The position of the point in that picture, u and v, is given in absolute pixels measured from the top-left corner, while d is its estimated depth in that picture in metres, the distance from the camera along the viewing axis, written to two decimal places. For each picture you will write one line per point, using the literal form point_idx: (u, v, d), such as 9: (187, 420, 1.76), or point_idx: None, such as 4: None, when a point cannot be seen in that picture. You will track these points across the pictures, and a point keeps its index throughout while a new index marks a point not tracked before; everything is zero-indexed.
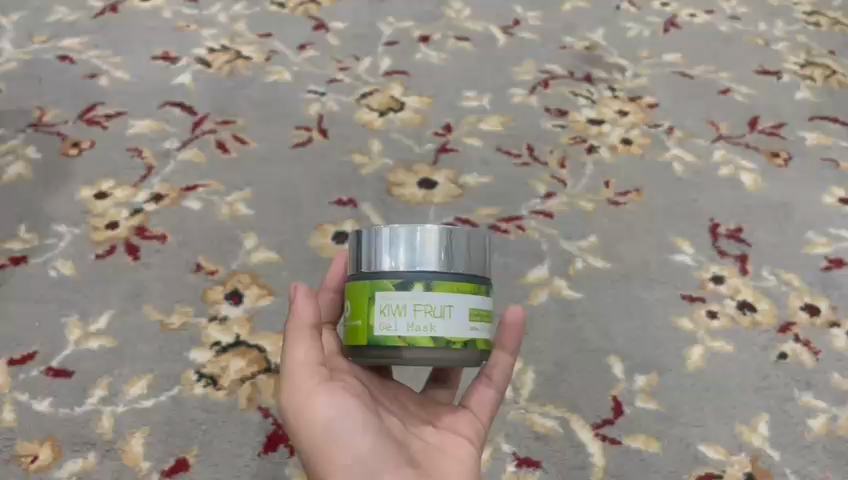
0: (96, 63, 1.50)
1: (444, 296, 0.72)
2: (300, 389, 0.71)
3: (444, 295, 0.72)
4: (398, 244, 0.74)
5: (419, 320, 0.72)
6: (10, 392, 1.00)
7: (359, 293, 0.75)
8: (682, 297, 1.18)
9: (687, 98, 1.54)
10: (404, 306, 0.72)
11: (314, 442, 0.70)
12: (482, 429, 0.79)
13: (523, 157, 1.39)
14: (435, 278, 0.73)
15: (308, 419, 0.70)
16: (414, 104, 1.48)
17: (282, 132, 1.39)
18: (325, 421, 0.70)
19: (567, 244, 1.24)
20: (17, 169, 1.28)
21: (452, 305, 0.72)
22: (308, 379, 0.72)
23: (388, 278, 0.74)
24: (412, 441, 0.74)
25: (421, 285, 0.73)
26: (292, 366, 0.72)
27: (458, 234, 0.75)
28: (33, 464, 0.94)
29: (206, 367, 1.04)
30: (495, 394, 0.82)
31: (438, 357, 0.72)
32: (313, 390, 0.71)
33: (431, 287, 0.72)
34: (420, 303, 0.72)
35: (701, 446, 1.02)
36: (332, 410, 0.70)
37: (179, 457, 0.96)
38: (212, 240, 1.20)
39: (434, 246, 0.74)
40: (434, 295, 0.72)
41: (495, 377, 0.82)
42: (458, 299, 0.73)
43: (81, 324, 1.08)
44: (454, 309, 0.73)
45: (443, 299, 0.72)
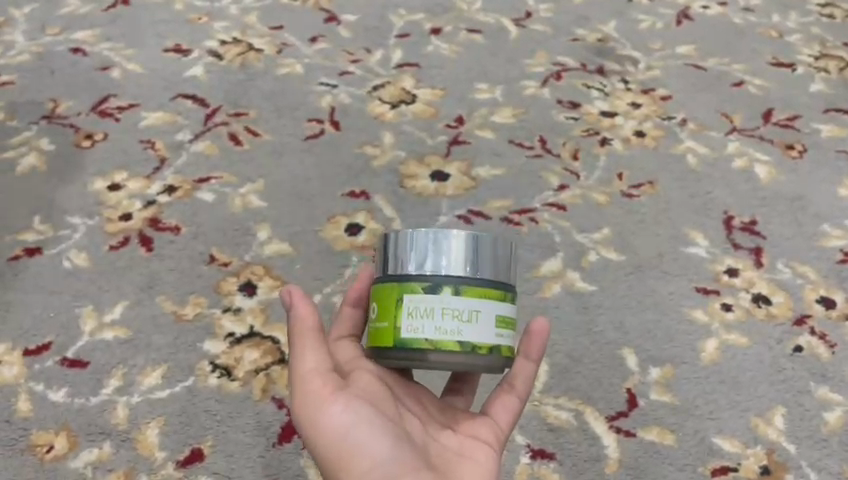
0: (108, 55, 1.50)
1: (472, 302, 0.73)
2: (313, 399, 0.70)
3: (473, 301, 0.73)
4: (426, 250, 0.74)
5: (447, 326, 0.72)
6: (26, 382, 1.01)
7: (386, 294, 0.75)
8: (697, 290, 1.18)
9: (701, 90, 1.53)
10: (432, 309, 0.72)
11: (330, 452, 0.69)
12: (501, 434, 0.78)
13: (536, 150, 1.38)
14: (462, 283, 0.73)
15: (322, 430, 0.70)
16: (426, 97, 1.48)
17: (295, 125, 1.39)
18: (340, 430, 0.69)
19: (580, 236, 1.24)
20: (31, 160, 1.29)
21: (480, 311, 0.73)
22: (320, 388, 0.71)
23: (416, 281, 0.74)
24: (429, 445, 0.73)
25: (449, 289, 0.73)
26: (302, 374, 0.71)
27: (486, 242, 0.76)
28: (49, 454, 0.95)
29: (220, 358, 1.05)
30: (516, 402, 0.80)
31: (461, 363, 0.72)
32: (325, 400, 0.70)
33: (459, 292, 0.73)
34: (447, 308, 0.72)
35: (716, 439, 1.02)
36: (345, 420, 0.69)
37: (194, 447, 0.96)
38: (225, 232, 1.20)
39: (462, 253, 0.75)
40: (461, 301, 0.72)
41: (517, 385, 0.80)
42: (485, 306, 0.73)
43: (95, 315, 1.08)
44: (481, 316, 0.73)
45: (470, 305, 0.73)
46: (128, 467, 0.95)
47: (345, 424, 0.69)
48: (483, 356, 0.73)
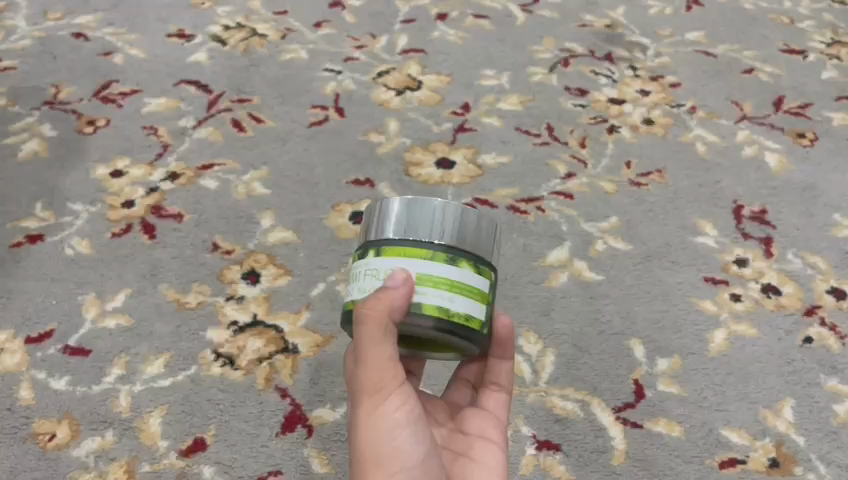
0: (111, 40, 1.48)
1: (392, 261, 0.68)
2: (374, 392, 0.67)
3: (404, 259, 0.68)
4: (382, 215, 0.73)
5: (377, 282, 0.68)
6: (28, 370, 1.00)
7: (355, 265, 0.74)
8: (705, 280, 1.16)
9: (711, 77, 1.51)
10: (359, 272, 0.71)
11: (376, 450, 0.68)
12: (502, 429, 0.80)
13: (543, 137, 1.37)
14: (397, 244, 0.69)
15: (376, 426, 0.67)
16: (432, 83, 1.46)
17: (299, 111, 1.38)
18: (392, 428, 0.68)
19: (587, 226, 1.22)
20: (33, 147, 1.28)
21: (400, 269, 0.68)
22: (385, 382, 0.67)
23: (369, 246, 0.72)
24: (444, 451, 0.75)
25: (373, 251, 0.70)
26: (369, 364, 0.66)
27: (443, 206, 0.70)
28: (50, 442, 0.94)
29: (223, 347, 1.04)
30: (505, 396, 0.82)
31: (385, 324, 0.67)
32: (387, 395, 0.67)
33: (386, 252, 0.69)
34: (380, 269, 0.69)
35: (724, 431, 1.00)
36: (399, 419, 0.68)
37: (197, 436, 0.96)
38: (228, 219, 1.19)
39: (413, 216, 0.71)
40: (393, 260, 0.68)
41: (503, 382, 0.82)
42: (413, 262, 0.68)
43: (98, 303, 1.07)
44: (408, 274, 0.68)
45: (401, 264, 0.68)
46: (130, 456, 0.94)
47: (399, 426, 0.68)
48: (404, 316, 0.66)
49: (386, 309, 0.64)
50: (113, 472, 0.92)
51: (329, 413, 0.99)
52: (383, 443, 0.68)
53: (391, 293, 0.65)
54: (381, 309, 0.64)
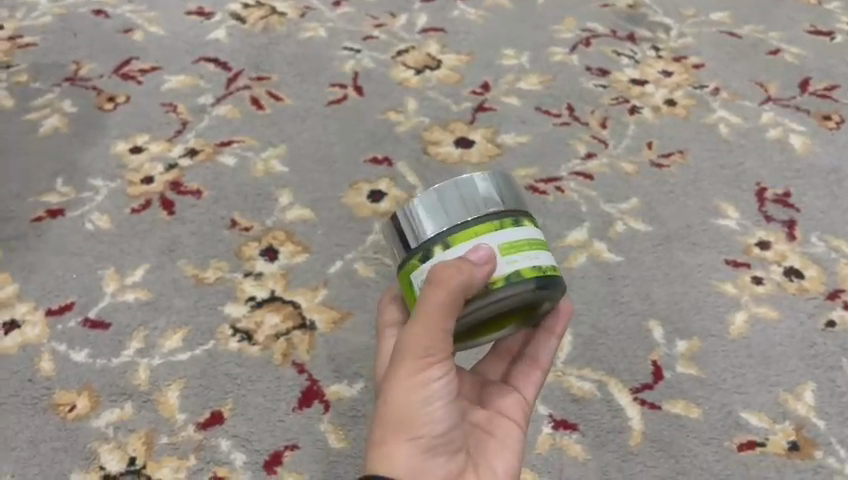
0: (130, 17, 1.48)
1: (464, 246, 0.68)
2: (423, 357, 0.65)
3: (468, 242, 0.68)
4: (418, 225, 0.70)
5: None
6: (48, 342, 1.01)
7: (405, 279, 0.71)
8: (726, 262, 1.15)
9: (735, 58, 1.48)
10: None
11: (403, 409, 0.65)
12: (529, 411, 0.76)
13: (563, 117, 1.35)
14: (452, 232, 0.68)
15: (414, 387, 0.65)
16: (451, 62, 1.45)
17: (318, 89, 1.37)
18: (428, 392, 0.65)
19: (607, 206, 1.21)
20: (54, 122, 1.28)
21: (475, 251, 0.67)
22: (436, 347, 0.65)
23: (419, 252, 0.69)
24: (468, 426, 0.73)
25: (438, 246, 0.68)
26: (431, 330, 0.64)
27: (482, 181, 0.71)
28: (70, 413, 0.95)
29: (241, 322, 1.04)
30: (540, 375, 0.79)
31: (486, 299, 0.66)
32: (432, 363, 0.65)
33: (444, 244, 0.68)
34: (505, 242, 0.68)
35: (743, 413, 0.99)
36: (437, 387, 0.65)
37: (214, 409, 0.96)
38: (246, 196, 1.19)
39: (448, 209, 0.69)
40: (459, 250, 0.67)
41: (540, 359, 0.79)
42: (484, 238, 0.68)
43: (117, 277, 1.08)
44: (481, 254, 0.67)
45: (468, 247, 0.68)
46: (149, 428, 0.94)
47: (432, 392, 0.65)
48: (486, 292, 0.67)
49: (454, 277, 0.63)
50: (132, 443, 0.93)
51: (345, 389, 0.99)
52: (409, 409, 0.65)
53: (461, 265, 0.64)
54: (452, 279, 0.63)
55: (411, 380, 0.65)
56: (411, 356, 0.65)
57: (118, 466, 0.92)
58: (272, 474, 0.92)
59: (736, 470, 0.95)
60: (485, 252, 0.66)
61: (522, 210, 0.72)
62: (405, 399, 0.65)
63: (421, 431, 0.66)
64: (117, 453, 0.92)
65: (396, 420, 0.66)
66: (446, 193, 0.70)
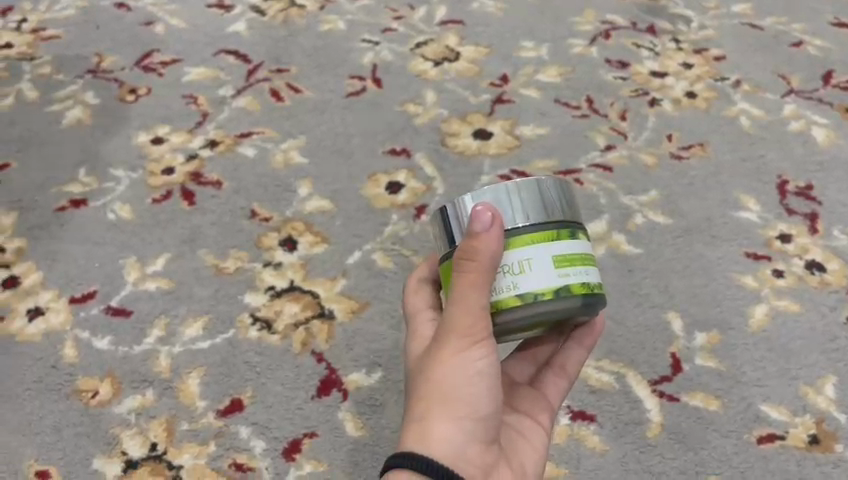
0: (152, 10, 1.50)
1: (518, 252, 0.66)
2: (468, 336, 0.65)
3: (522, 249, 0.66)
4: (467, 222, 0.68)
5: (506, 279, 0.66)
6: (71, 329, 1.02)
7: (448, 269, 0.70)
8: (746, 255, 1.14)
9: (757, 50, 1.47)
10: None
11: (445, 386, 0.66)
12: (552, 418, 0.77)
13: (583, 109, 1.35)
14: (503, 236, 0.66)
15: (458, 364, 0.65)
16: (470, 54, 1.44)
17: (337, 81, 1.38)
18: (472, 373, 0.66)
19: (626, 198, 1.21)
20: (77, 114, 1.30)
21: (528, 258, 0.66)
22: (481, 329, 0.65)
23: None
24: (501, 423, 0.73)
25: None
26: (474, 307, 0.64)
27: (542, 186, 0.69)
28: (93, 399, 0.96)
29: (260, 310, 1.05)
30: (565, 384, 0.79)
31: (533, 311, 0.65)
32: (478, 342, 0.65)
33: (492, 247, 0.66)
34: (558, 254, 0.66)
35: (763, 406, 0.99)
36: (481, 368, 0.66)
37: (234, 397, 0.97)
38: (266, 187, 1.20)
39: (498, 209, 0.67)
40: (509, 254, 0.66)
41: (568, 369, 0.79)
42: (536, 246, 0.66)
43: (139, 266, 1.09)
44: (534, 263, 0.65)
45: (522, 254, 0.66)
46: (169, 415, 0.96)
47: (477, 375, 0.66)
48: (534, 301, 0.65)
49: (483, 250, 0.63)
50: (153, 430, 0.94)
51: (363, 378, 0.99)
52: (454, 389, 0.66)
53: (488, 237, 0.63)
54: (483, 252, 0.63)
55: (457, 360, 0.65)
56: (459, 334, 0.65)
57: (139, 451, 0.93)
58: (291, 461, 0.93)
59: (755, 463, 0.94)
60: (490, 214, 0.64)
61: (574, 220, 0.70)
62: (450, 378, 0.66)
63: (463, 413, 0.66)
64: (138, 439, 0.94)
65: (438, 400, 0.66)
66: (500, 192, 0.67)
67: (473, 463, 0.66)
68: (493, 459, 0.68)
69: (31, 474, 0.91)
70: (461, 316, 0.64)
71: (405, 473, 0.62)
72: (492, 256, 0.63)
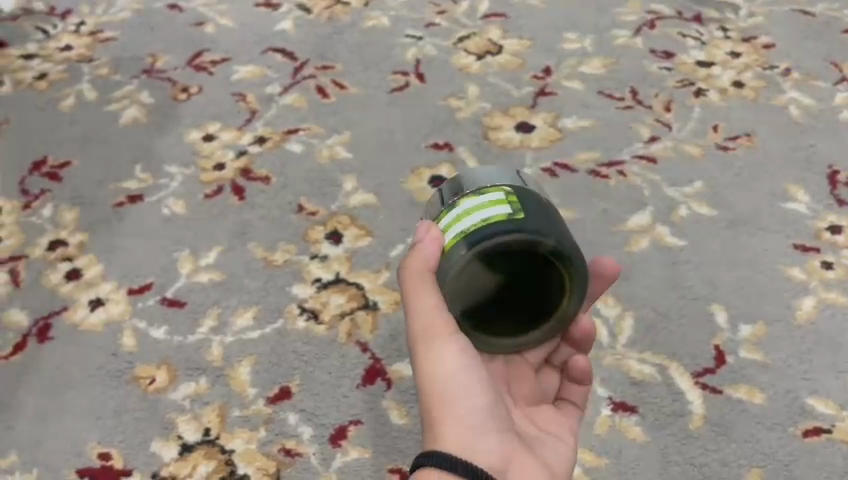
0: (203, 11, 1.54)
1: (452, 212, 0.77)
2: (433, 337, 0.73)
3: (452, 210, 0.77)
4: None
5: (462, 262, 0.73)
6: (129, 319, 1.07)
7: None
8: (794, 247, 1.12)
9: (807, 37, 1.44)
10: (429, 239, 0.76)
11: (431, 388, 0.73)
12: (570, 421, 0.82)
13: (626, 101, 1.34)
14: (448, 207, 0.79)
15: (435, 366, 0.73)
16: (513, 47, 1.45)
17: (381, 77, 1.40)
18: (453, 370, 0.73)
19: (670, 190, 1.20)
20: (132, 113, 1.35)
21: (459, 213, 0.76)
22: (441, 327, 0.73)
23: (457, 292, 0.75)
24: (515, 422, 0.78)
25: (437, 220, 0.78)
26: (428, 312, 0.72)
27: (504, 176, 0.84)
28: (151, 386, 1.01)
29: (308, 302, 1.08)
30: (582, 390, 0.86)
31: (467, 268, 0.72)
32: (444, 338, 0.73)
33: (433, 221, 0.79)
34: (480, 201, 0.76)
35: (809, 400, 0.98)
36: (456, 360, 0.73)
37: (283, 385, 1.01)
38: (312, 182, 1.23)
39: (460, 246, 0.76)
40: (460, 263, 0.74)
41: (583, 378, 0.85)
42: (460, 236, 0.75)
43: (192, 259, 1.14)
44: (459, 216, 0.75)
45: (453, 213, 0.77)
46: (222, 402, 1.00)
47: (457, 366, 0.73)
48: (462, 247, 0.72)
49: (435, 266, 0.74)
50: (207, 415, 0.99)
51: (406, 368, 1.02)
52: (442, 389, 0.73)
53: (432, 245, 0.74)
54: (421, 255, 0.74)
55: (437, 363, 0.73)
56: (431, 339, 0.73)
57: (194, 436, 0.97)
58: (337, 447, 0.96)
59: (801, 456, 0.93)
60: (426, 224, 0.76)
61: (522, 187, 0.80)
62: (433, 380, 0.73)
63: (462, 408, 0.73)
64: (193, 424, 0.98)
65: (432, 405, 0.73)
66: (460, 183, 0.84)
67: (487, 452, 0.71)
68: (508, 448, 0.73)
69: (95, 456, 0.96)
70: (426, 321, 0.73)
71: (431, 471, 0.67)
72: (432, 256, 0.74)
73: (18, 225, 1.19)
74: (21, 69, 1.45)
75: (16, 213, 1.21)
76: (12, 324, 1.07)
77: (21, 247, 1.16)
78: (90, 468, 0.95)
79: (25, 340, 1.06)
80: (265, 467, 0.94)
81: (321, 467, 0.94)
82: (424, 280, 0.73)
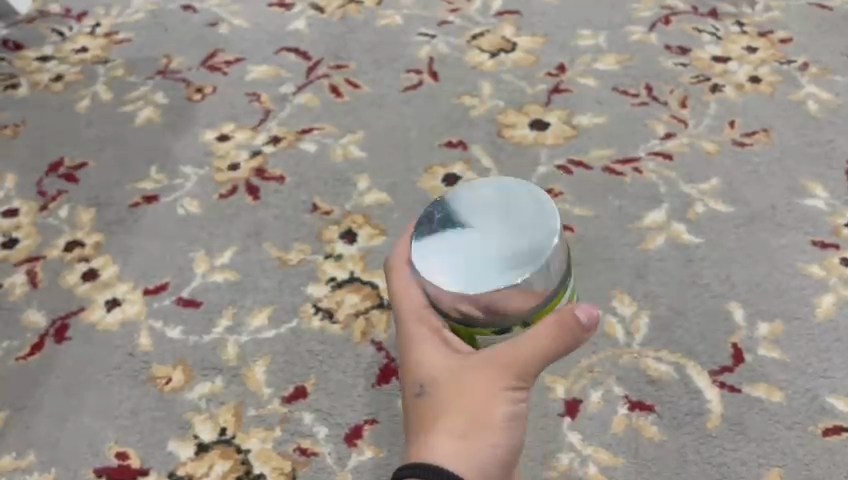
0: (217, 11, 1.55)
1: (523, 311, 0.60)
2: (517, 380, 0.67)
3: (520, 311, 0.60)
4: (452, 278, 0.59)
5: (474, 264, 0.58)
6: (146, 319, 1.08)
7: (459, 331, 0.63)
8: (813, 243, 1.11)
9: (825, 31, 1.42)
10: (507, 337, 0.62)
11: (474, 407, 0.67)
12: None
13: (641, 97, 1.33)
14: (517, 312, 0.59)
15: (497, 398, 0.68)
16: (526, 44, 1.44)
17: (394, 76, 1.40)
18: (504, 405, 0.68)
19: (686, 187, 1.19)
20: (147, 113, 1.36)
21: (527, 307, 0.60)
22: (528, 377, 0.67)
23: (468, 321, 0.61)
24: None
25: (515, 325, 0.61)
26: (534, 362, 0.65)
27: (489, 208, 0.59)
28: (167, 385, 1.02)
29: (322, 301, 1.08)
30: None
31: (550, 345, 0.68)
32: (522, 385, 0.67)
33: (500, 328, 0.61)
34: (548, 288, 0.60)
35: (829, 398, 0.96)
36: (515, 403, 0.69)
37: (298, 384, 1.01)
38: (326, 181, 1.24)
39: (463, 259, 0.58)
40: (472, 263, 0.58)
41: None
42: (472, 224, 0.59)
43: (207, 259, 1.14)
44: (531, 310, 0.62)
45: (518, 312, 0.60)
46: (237, 401, 1.00)
47: (514, 409, 0.69)
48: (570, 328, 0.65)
49: (582, 336, 0.64)
50: (223, 415, 0.99)
51: None
52: (487, 417, 0.68)
53: (581, 327, 0.63)
54: (571, 331, 0.63)
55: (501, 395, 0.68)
56: (510, 372, 0.66)
57: (210, 435, 0.97)
58: (353, 447, 0.95)
59: (820, 455, 0.92)
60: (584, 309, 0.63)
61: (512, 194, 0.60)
62: (484, 404, 0.68)
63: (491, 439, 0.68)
64: (209, 423, 0.98)
65: (465, 424, 0.67)
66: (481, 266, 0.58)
67: None
68: None
69: (112, 455, 0.97)
70: (520, 360, 0.65)
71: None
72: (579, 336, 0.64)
73: (35, 226, 1.20)
74: (38, 71, 1.46)
75: (33, 214, 1.22)
76: (30, 324, 1.08)
77: (38, 248, 1.17)
78: (107, 468, 0.96)
79: (43, 340, 1.07)
80: (280, 467, 0.95)
81: (336, 467, 0.94)
82: (558, 331, 0.62)
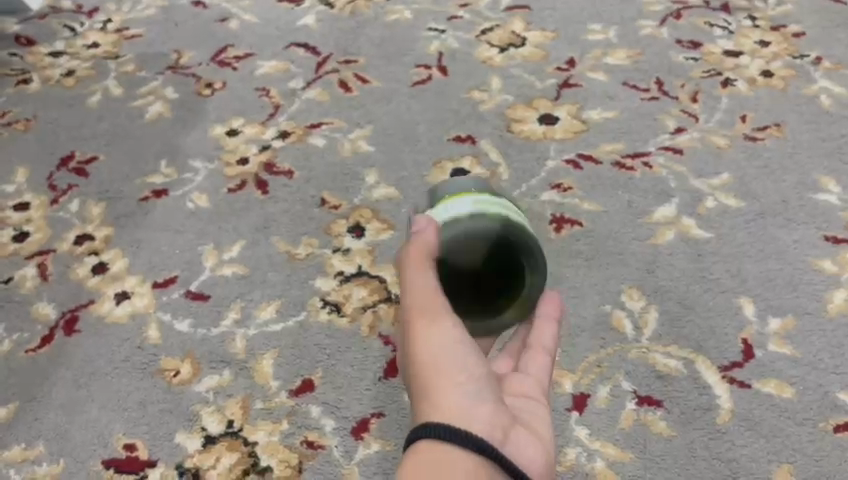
0: (226, 8, 1.56)
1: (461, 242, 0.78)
2: (426, 315, 0.70)
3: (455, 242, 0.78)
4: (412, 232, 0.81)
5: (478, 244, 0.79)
6: (154, 312, 1.07)
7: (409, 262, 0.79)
8: (825, 238, 1.10)
9: (839, 25, 1.40)
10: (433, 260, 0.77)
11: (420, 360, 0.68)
12: (540, 417, 0.69)
13: (652, 92, 1.33)
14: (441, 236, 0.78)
15: (428, 341, 0.69)
16: (535, 40, 1.46)
17: (403, 71, 1.43)
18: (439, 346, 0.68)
19: (697, 182, 1.18)
20: (158, 108, 1.37)
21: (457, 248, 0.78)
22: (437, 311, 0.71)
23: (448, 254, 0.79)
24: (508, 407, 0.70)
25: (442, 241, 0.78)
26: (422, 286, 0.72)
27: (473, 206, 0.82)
28: (175, 378, 0.99)
29: (330, 294, 1.08)
30: (546, 359, 0.78)
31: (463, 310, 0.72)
32: (436, 316, 0.70)
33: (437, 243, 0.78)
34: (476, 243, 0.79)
35: (840, 394, 0.95)
36: (451, 337, 0.69)
37: (305, 377, 0.98)
38: (335, 176, 1.25)
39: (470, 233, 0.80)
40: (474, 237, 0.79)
41: (542, 343, 0.79)
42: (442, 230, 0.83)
43: (216, 253, 1.14)
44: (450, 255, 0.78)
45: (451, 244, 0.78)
46: (245, 394, 0.97)
47: (451, 348, 0.69)
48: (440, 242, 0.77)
49: (428, 247, 0.75)
50: (230, 407, 0.96)
51: None
52: (433, 364, 0.67)
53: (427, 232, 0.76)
54: (424, 242, 0.75)
55: (427, 341, 0.69)
56: (418, 319, 0.70)
57: (217, 428, 0.95)
58: (360, 440, 0.93)
59: (831, 452, 0.91)
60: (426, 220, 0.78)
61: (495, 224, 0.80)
62: (425, 362, 0.68)
63: (459, 378, 0.66)
64: (216, 416, 0.96)
65: (424, 374, 0.67)
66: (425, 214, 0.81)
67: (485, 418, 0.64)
68: (503, 421, 0.65)
69: (120, 447, 0.93)
70: (422, 297, 0.71)
71: (429, 443, 0.59)
72: (432, 241, 0.76)
73: (46, 219, 1.20)
74: (50, 66, 1.47)
75: (44, 207, 1.22)
76: (40, 316, 1.07)
77: (48, 241, 1.17)
78: (115, 459, 0.92)
79: (52, 333, 1.05)
80: (287, 459, 0.92)
81: (343, 460, 0.91)
82: (415, 257, 0.74)
